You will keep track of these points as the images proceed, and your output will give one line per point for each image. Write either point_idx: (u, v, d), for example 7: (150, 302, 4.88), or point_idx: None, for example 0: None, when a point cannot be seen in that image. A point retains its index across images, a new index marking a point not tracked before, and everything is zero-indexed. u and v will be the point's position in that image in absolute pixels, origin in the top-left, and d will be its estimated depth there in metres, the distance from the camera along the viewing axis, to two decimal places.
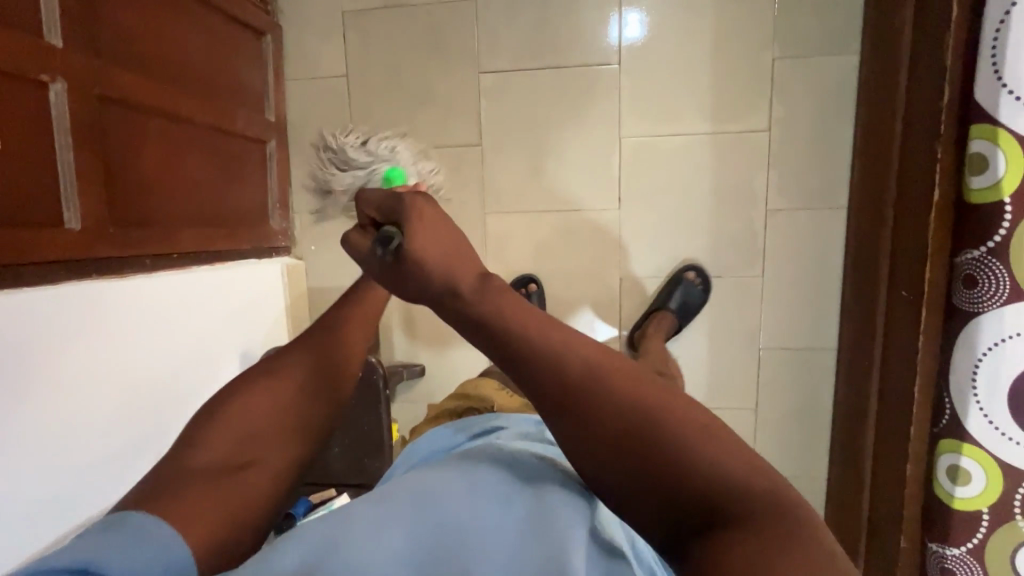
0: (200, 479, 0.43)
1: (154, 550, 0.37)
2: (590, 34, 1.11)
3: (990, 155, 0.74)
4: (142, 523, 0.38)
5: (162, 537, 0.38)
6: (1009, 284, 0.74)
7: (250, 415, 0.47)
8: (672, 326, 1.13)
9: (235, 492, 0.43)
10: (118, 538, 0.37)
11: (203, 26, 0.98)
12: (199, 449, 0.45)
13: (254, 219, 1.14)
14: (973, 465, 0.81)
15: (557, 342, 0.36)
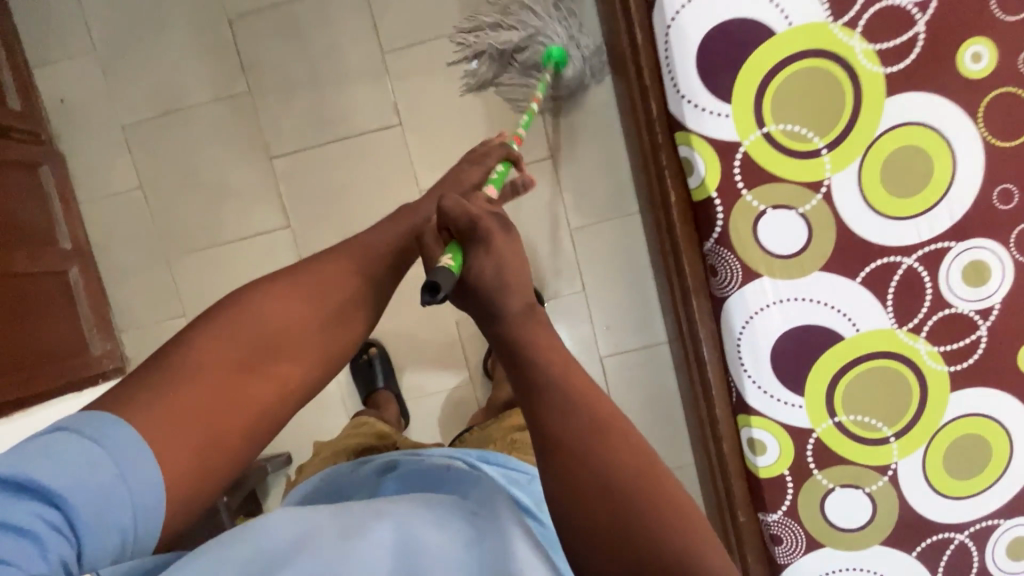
0: (203, 372, 0.49)
1: (119, 463, 0.41)
2: (366, 102, 1.15)
3: (691, 159, 0.82)
4: (103, 427, 0.42)
5: (141, 465, 0.42)
6: (739, 267, 0.83)
7: (264, 317, 0.55)
8: None
9: (239, 395, 0.51)
10: (93, 455, 0.41)
11: None
12: (201, 346, 0.51)
13: (69, 351, 1.11)
14: (764, 434, 0.87)
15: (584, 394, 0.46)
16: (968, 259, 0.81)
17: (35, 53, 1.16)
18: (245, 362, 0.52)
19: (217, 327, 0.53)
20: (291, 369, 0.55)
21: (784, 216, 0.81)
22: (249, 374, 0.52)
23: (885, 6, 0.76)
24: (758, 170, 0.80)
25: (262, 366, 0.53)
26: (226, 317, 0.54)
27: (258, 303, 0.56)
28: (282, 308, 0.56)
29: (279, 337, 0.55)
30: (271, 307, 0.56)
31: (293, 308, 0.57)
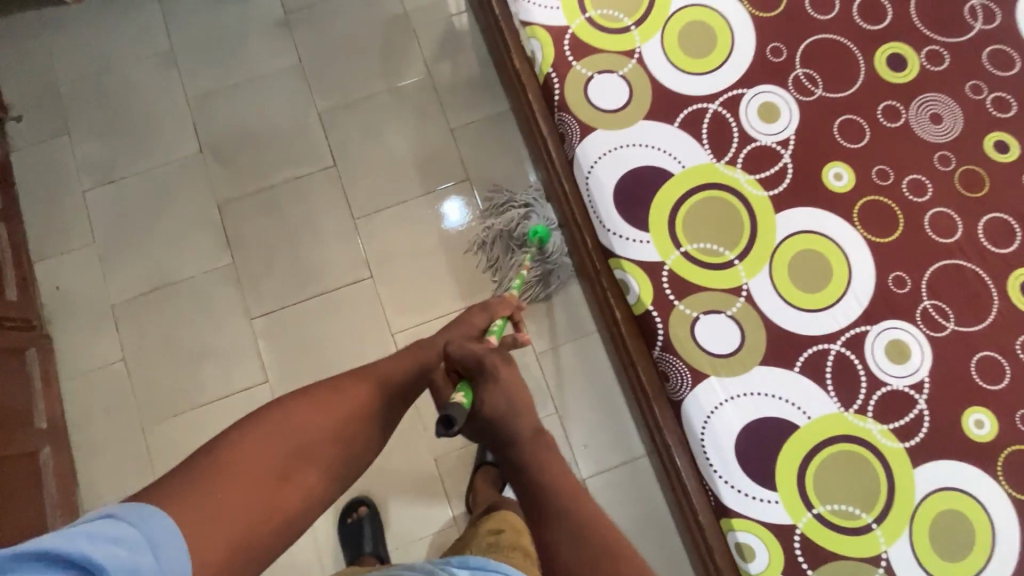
0: (234, 484, 0.63)
1: (151, 545, 0.52)
2: (340, 260, 1.29)
3: (625, 279, 0.93)
4: (140, 517, 0.54)
5: (171, 547, 0.54)
6: (687, 369, 0.89)
7: (296, 436, 0.70)
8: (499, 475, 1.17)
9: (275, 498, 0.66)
10: (132, 538, 0.52)
11: None
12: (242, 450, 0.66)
13: (28, 538, 1.06)
14: (750, 537, 0.86)
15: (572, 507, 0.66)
16: (886, 339, 0.90)
17: (38, 250, 1.29)
18: (280, 476, 0.67)
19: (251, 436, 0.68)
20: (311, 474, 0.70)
21: (716, 319, 0.90)
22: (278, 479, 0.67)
23: (755, 146, 0.95)
24: (684, 283, 0.91)
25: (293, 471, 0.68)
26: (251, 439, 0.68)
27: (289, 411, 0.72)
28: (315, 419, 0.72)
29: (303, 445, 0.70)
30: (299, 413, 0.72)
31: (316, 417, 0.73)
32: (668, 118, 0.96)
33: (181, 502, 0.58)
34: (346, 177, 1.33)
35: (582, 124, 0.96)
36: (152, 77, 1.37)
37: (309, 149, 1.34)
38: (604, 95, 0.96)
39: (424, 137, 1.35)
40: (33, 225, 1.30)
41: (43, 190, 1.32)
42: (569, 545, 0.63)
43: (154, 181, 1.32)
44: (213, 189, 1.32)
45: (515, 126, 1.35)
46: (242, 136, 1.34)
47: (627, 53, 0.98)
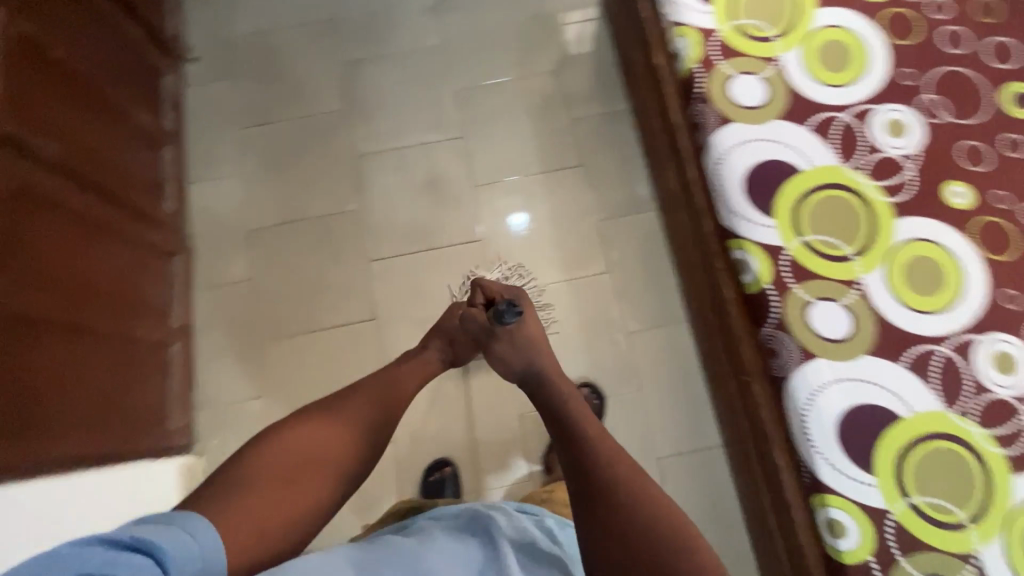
0: (255, 490, 0.72)
1: (184, 527, 0.62)
2: (456, 221, 1.40)
3: (745, 259, 1.00)
4: (167, 517, 0.64)
5: (204, 531, 0.64)
6: (797, 348, 0.95)
7: (304, 444, 0.79)
8: None
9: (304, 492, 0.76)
10: (172, 529, 0.61)
11: (117, 255, 1.13)
12: (264, 458, 0.76)
13: (152, 418, 1.16)
14: (843, 515, 0.89)
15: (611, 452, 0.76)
16: (994, 350, 0.93)
17: (193, 173, 1.45)
18: (287, 477, 0.75)
19: (276, 445, 0.78)
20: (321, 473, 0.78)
21: (829, 306, 0.96)
22: (302, 471, 0.77)
23: (880, 156, 1.02)
24: (802, 269, 0.98)
25: (306, 469, 0.77)
26: (269, 448, 0.77)
27: (306, 428, 0.81)
28: (316, 433, 0.81)
29: (310, 453, 0.79)
30: (308, 432, 0.81)
31: (333, 430, 0.82)
32: (800, 121, 1.04)
33: (220, 508, 0.69)
34: (470, 148, 1.45)
35: (720, 116, 1.05)
36: (313, 40, 1.54)
37: (441, 119, 1.47)
38: (743, 93, 1.06)
39: (546, 124, 1.47)
40: (192, 152, 1.46)
41: (206, 123, 1.48)
42: (601, 483, 0.73)
43: (300, 128, 1.47)
44: (352, 142, 1.46)
45: (631, 124, 1.46)
46: (383, 100, 1.49)
47: (768, 60, 1.07)
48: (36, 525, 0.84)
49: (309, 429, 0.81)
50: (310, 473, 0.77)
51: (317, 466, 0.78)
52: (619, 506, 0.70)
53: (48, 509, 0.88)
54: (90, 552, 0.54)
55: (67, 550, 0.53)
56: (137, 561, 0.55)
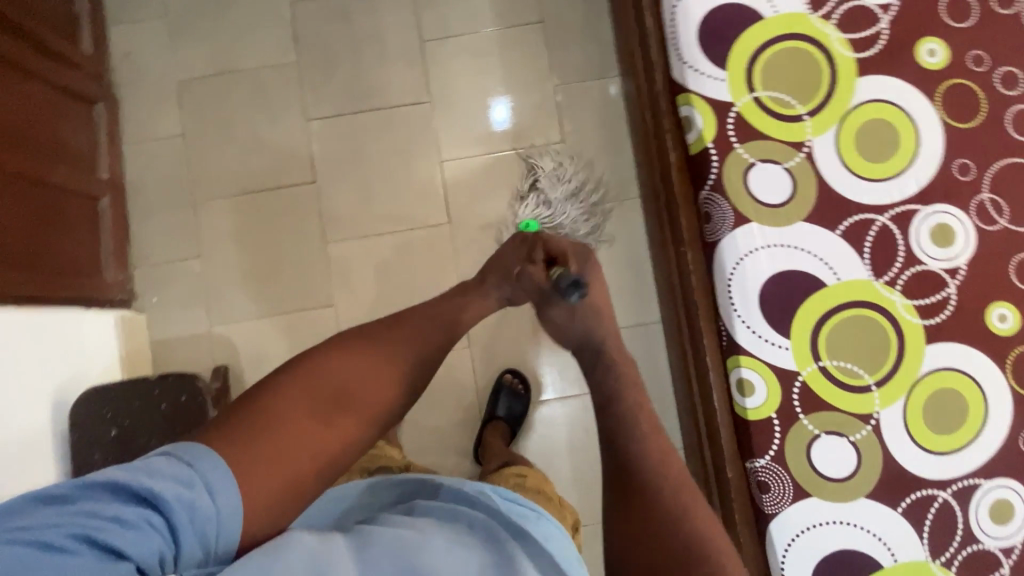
0: (294, 425, 0.61)
1: (204, 483, 0.53)
2: (402, 79, 1.29)
3: (691, 116, 0.93)
4: (194, 454, 0.55)
5: (227, 489, 0.54)
6: (730, 212, 0.91)
7: (341, 379, 0.67)
8: (506, 432, 1.21)
9: (320, 441, 0.62)
10: (188, 476, 0.53)
11: (27, 94, 1.04)
12: (287, 397, 0.63)
13: (85, 270, 1.14)
14: (753, 375, 0.90)
15: (662, 457, 0.69)
16: (934, 222, 0.90)
17: (112, 13, 1.31)
18: (330, 409, 0.65)
19: (294, 385, 0.64)
20: (350, 419, 0.66)
21: (771, 169, 0.90)
22: (321, 421, 0.63)
23: (855, 5, 0.92)
24: (749, 127, 0.91)
25: (332, 415, 0.64)
26: (305, 373, 0.66)
27: (337, 359, 0.69)
28: (350, 368, 0.68)
29: (344, 390, 0.66)
30: (355, 365, 0.69)
31: (378, 363, 0.71)
32: None
33: (244, 448, 0.57)
34: None
35: None
36: None
37: None
38: None
39: None
40: None
41: None
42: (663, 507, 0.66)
43: None
44: None
45: None
46: None
47: None
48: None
49: (358, 365, 0.69)
50: (353, 409, 0.66)
51: (355, 411, 0.66)
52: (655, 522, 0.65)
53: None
54: (85, 501, 0.49)
55: (72, 493, 0.49)
56: (136, 520, 0.49)
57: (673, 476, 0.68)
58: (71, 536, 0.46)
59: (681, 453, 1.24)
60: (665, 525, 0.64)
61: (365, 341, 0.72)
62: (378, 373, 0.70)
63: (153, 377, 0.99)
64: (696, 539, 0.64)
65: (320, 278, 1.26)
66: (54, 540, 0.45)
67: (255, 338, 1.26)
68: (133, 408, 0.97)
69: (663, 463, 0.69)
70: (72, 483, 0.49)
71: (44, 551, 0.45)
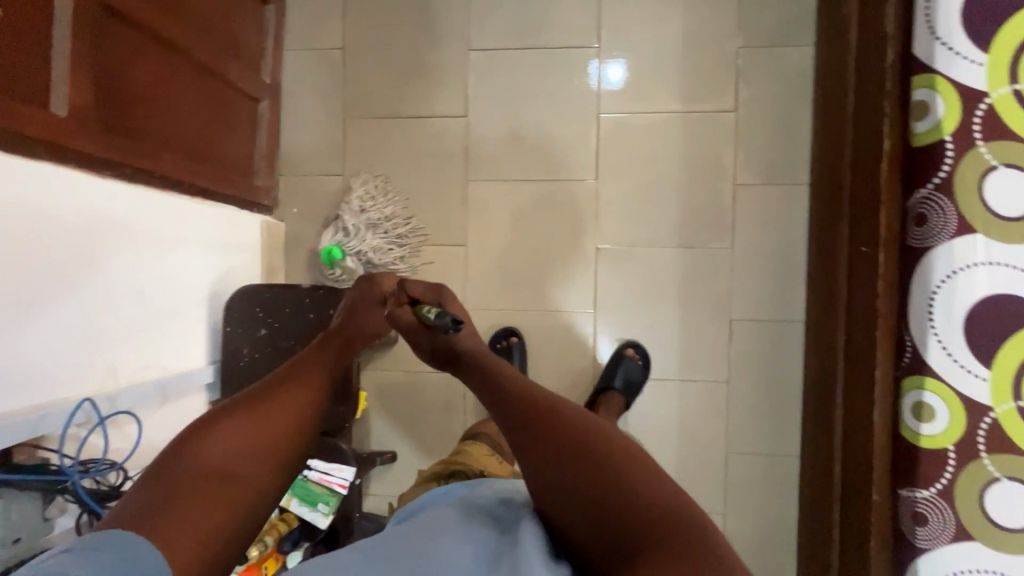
0: (187, 490, 0.51)
1: (124, 556, 0.44)
2: (573, 18, 1.20)
3: (929, 101, 0.82)
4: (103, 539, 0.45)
5: (145, 555, 0.45)
6: (955, 218, 0.80)
7: (236, 429, 0.57)
8: (620, 404, 1.14)
9: (234, 498, 0.53)
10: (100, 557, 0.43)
11: None
12: (196, 453, 0.54)
13: (242, 170, 1.17)
14: (937, 401, 0.82)
15: (580, 427, 0.56)
16: None
17: None
18: (236, 461, 0.55)
19: (201, 440, 0.55)
20: (262, 469, 0.56)
21: (1016, 177, 0.79)
22: (226, 477, 0.54)
23: None
24: (999, 125, 0.79)
25: (238, 468, 0.55)
26: (210, 420, 0.58)
27: (243, 406, 0.59)
28: (245, 412, 0.59)
29: (250, 439, 0.57)
30: (242, 412, 0.59)
31: (286, 403, 0.61)
32: None
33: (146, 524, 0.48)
34: None
35: None
36: None
37: None
38: None
39: None
40: None
41: None
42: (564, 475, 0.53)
43: None
44: None
45: None
46: None
47: None
48: (141, 247, 0.91)
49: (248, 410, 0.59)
50: (260, 464, 0.56)
51: (268, 460, 0.57)
52: (579, 496, 0.52)
53: (99, 275, 0.83)
54: None
55: None
56: None
57: (592, 439, 0.55)
58: None
59: (797, 460, 1.18)
60: (614, 511, 0.50)
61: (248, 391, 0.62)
62: (274, 420, 0.59)
63: (304, 286, 1.00)
64: (650, 509, 0.49)
65: (455, 216, 1.24)
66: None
67: (383, 264, 1.27)
68: (284, 313, 0.99)
69: (577, 430, 0.56)
70: None
71: None
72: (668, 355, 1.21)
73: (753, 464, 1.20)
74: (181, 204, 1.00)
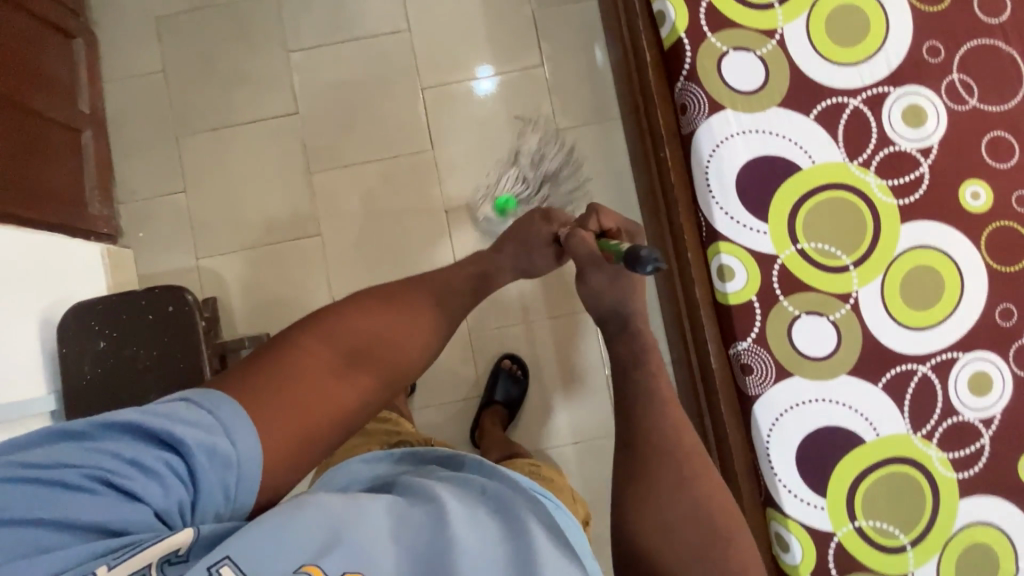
0: (305, 375, 0.56)
1: (224, 428, 0.49)
2: (381, 8, 1.29)
3: (663, 9, 0.93)
4: (216, 404, 0.50)
5: (246, 437, 0.50)
6: (706, 100, 0.92)
7: (358, 332, 0.61)
8: (502, 417, 1.21)
9: (330, 395, 0.56)
10: (208, 422, 0.49)
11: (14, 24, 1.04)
12: (305, 348, 0.58)
13: (71, 199, 1.14)
14: (733, 260, 0.91)
15: (707, 487, 0.58)
16: (905, 103, 0.92)
17: None
18: (345, 368, 0.59)
19: (308, 334, 0.59)
20: (366, 376, 0.60)
21: (743, 57, 0.92)
22: (338, 374, 0.58)
23: None
24: (720, 18, 0.92)
25: (349, 368, 0.59)
26: (325, 327, 0.60)
27: (347, 315, 0.63)
28: (373, 320, 0.63)
29: (360, 345, 0.61)
30: (354, 319, 0.62)
31: (400, 321, 0.65)
32: None
33: (252, 387, 0.53)
34: None
35: None
36: None
37: None
38: None
39: None
40: None
41: None
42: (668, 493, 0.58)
43: None
44: None
45: None
46: None
47: None
48: None
49: (358, 318, 0.63)
50: (367, 365, 0.61)
51: (370, 371, 0.60)
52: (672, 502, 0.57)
53: None
54: (108, 440, 0.46)
55: (90, 430, 0.46)
56: (159, 469, 0.46)
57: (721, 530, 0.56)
58: (87, 476, 0.44)
59: (671, 367, 1.26)
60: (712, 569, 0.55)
61: (369, 298, 0.66)
62: (385, 330, 0.63)
63: (139, 291, 0.99)
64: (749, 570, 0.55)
65: (306, 208, 1.27)
66: (71, 480, 0.43)
67: (242, 268, 1.26)
68: (121, 321, 0.97)
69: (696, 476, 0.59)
70: (91, 419, 0.47)
71: (62, 491, 0.43)
72: (533, 298, 1.27)
73: None
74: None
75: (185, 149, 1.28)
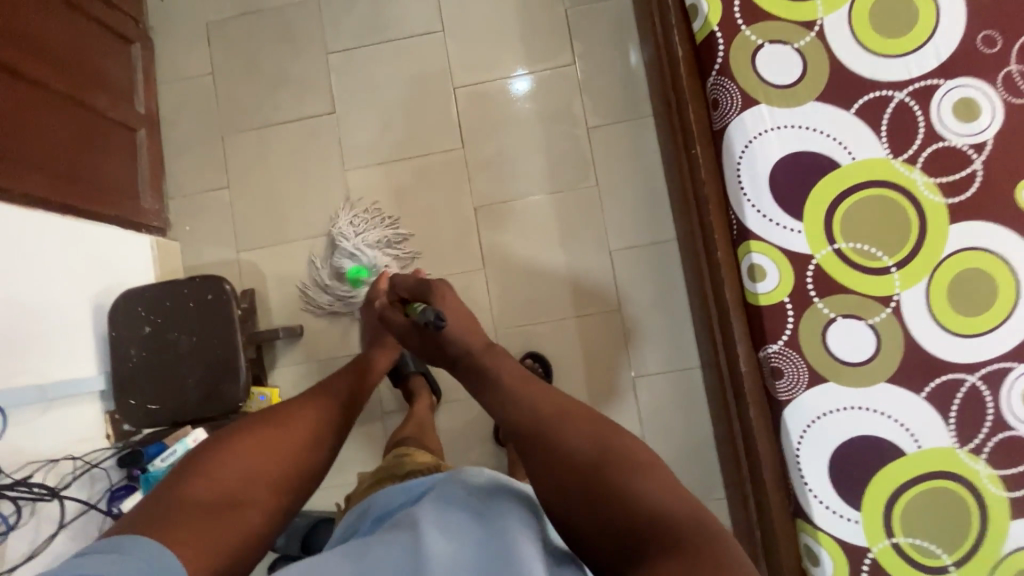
0: (192, 510, 0.56)
1: (142, 555, 0.49)
2: (417, 9, 1.32)
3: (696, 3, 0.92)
4: (127, 544, 0.50)
5: (164, 557, 0.50)
6: (738, 95, 0.90)
7: (238, 465, 0.62)
8: None
9: (233, 519, 0.57)
10: (123, 556, 0.48)
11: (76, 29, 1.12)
12: (186, 490, 0.58)
13: (125, 194, 1.22)
14: (765, 260, 0.88)
15: (583, 431, 0.56)
16: (956, 97, 0.86)
17: None
18: (235, 496, 0.59)
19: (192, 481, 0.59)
20: (263, 498, 0.61)
21: (780, 50, 0.89)
22: (227, 504, 0.58)
23: None
24: (757, 10, 0.90)
25: (238, 497, 0.59)
26: (203, 466, 0.60)
27: (231, 448, 0.63)
28: (253, 449, 0.64)
29: (247, 471, 0.62)
30: (233, 451, 0.63)
31: (285, 444, 0.67)
32: None
33: (163, 526, 0.53)
34: None
35: None
36: None
37: None
38: None
39: None
40: None
41: None
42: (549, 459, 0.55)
43: None
44: None
45: None
46: None
47: None
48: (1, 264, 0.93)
49: (236, 450, 0.63)
50: (261, 488, 0.62)
51: (270, 486, 0.62)
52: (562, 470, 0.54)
53: None
54: None
55: None
56: None
57: (600, 438, 0.55)
58: None
59: (699, 370, 1.23)
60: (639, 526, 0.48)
61: (243, 428, 0.66)
62: (275, 449, 0.65)
63: (182, 279, 1.04)
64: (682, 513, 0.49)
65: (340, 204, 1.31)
66: None
67: (279, 261, 1.31)
68: (165, 308, 1.03)
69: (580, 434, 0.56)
70: None
71: None
72: (560, 296, 1.26)
73: (660, 383, 1.23)
74: (49, 221, 1.02)
75: (231, 147, 1.34)
